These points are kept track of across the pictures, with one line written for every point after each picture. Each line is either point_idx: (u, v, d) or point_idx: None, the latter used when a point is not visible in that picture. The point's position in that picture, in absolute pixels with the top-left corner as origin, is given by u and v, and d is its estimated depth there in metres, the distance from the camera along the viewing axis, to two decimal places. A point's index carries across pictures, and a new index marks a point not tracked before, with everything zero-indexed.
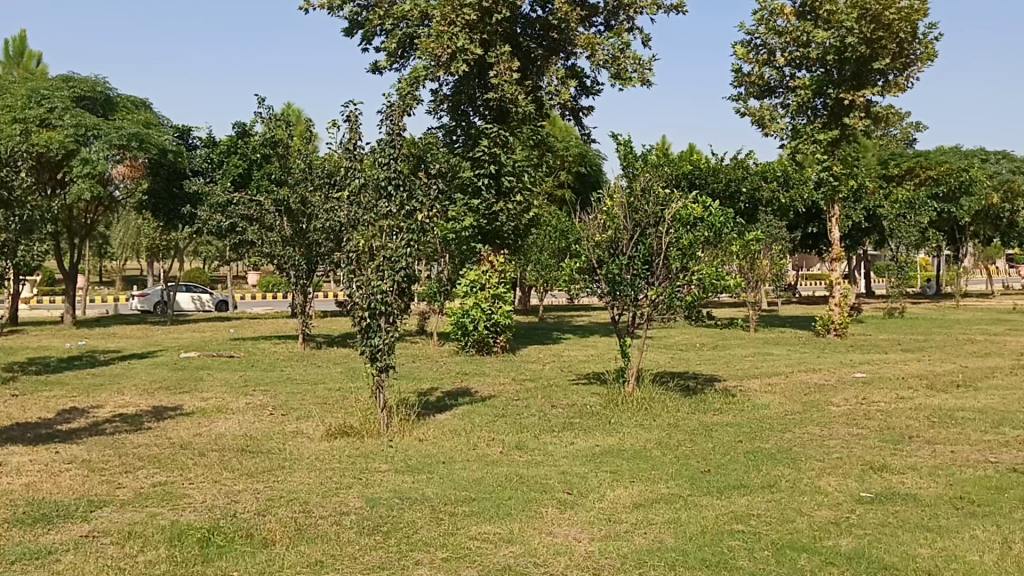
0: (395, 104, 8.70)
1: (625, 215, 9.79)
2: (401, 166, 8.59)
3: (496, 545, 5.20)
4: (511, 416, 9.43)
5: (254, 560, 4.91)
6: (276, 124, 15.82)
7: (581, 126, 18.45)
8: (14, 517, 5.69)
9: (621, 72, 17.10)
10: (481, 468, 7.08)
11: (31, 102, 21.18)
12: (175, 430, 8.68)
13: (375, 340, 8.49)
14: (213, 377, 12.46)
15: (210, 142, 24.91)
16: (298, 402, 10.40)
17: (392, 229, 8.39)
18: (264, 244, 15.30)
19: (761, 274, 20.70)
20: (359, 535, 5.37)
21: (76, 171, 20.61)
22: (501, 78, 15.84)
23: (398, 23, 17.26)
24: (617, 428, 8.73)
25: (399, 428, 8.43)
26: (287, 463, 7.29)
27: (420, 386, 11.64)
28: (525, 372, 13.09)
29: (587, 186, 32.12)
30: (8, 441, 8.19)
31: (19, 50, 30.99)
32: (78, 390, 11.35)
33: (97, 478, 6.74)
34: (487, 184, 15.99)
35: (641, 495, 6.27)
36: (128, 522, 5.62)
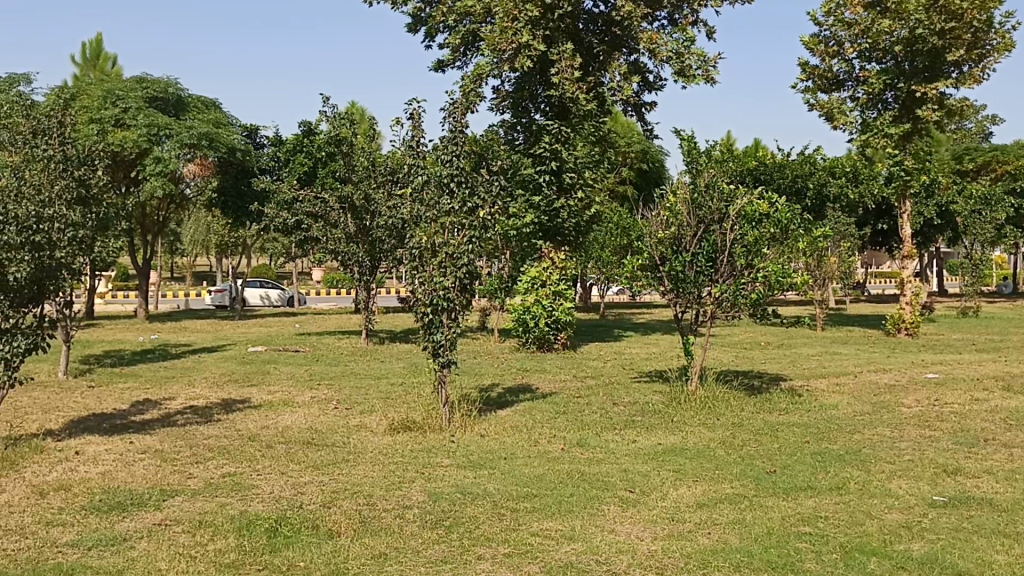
0: (458, 101, 8.73)
1: (688, 211, 9.66)
2: (464, 163, 8.60)
3: (558, 541, 5.19)
4: (572, 413, 9.40)
5: (321, 551, 4.99)
6: (341, 123, 16.03)
7: (643, 122, 18.25)
8: (91, 505, 5.89)
9: (685, 68, 16.87)
10: (542, 464, 7.08)
11: (106, 103, 21.90)
12: (243, 422, 8.89)
13: (437, 336, 8.57)
14: (279, 371, 12.72)
15: (277, 140, 25.42)
16: (362, 396, 10.54)
17: (454, 226, 8.44)
18: (329, 241, 15.53)
19: (829, 272, 20.27)
20: (422, 528, 5.42)
21: (149, 169, 21.18)
22: (562, 75, 15.78)
23: (461, 20, 17.35)
24: (680, 426, 8.64)
25: (460, 424, 8.49)
26: (352, 456, 7.40)
27: (482, 382, 11.70)
28: (586, 370, 13.05)
29: (650, 183, 31.86)
30: (85, 431, 8.49)
31: (96, 53, 32.02)
32: (151, 383, 11.67)
33: (169, 468, 6.93)
34: (548, 181, 16.05)
35: (705, 495, 6.20)
36: (199, 512, 5.76)
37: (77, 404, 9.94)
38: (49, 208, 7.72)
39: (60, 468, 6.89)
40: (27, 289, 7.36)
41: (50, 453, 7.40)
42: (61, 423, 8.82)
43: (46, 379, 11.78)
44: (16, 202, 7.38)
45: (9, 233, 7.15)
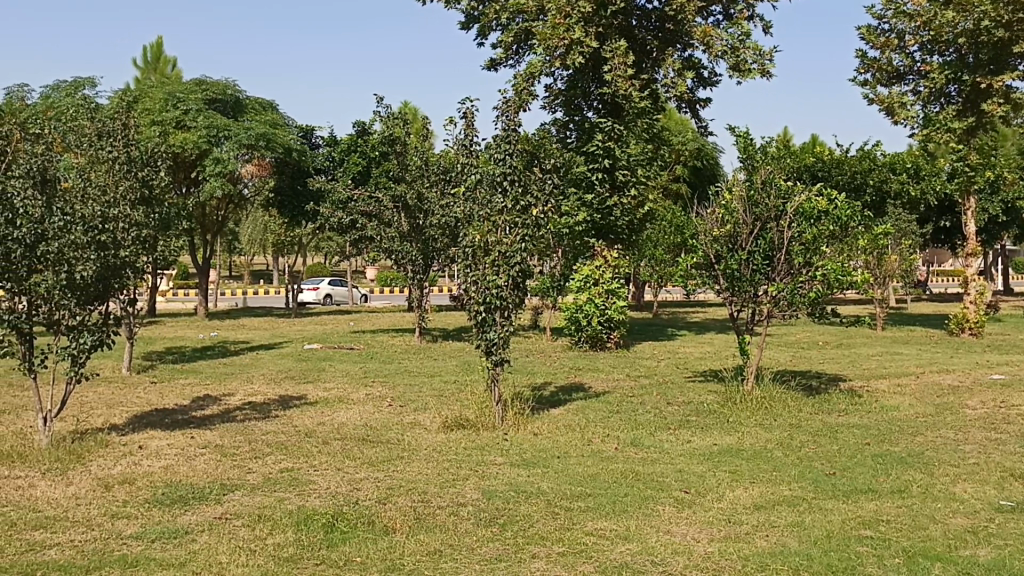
0: (510, 100, 8.73)
1: (744, 208, 9.52)
2: (516, 162, 8.60)
3: (613, 541, 5.17)
4: (625, 412, 9.34)
5: (377, 547, 5.03)
6: (394, 122, 16.17)
7: (697, 119, 18.04)
8: (154, 499, 6.03)
9: (740, 64, 16.63)
10: (596, 464, 7.04)
11: (167, 105, 22.42)
12: (300, 418, 9.02)
13: (490, 334, 8.59)
14: (335, 368, 12.88)
15: (332, 141, 25.78)
16: (415, 394, 10.62)
17: (507, 224, 8.45)
18: (383, 240, 15.67)
19: (889, 270, 19.83)
20: (476, 526, 5.43)
21: (208, 170, 21.58)
22: (615, 73, 15.68)
23: (514, 18, 17.39)
24: (736, 427, 8.52)
25: (514, 422, 8.49)
26: (406, 453, 7.44)
27: (534, 380, 11.70)
28: (639, 369, 12.95)
29: (704, 181, 31.55)
30: (148, 426, 8.69)
31: (156, 57, 32.77)
32: (211, 379, 11.92)
33: (229, 462, 7.07)
34: (601, 179, 15.99)
35: (763, 496, 6.11)
36: (258, 506, 5.86)
37: (140, 399, 10.20)
38: (115, 209, 7.88)
39: (125, 461, 7.08)
40: (93, 287, 7.56)
41: (114, 447, 7.61)
42: (125, 418, 9.05)
43: (111, 375, 12.11)
44: (82, 203, 7.57)
45: (76, 232, 7.34)
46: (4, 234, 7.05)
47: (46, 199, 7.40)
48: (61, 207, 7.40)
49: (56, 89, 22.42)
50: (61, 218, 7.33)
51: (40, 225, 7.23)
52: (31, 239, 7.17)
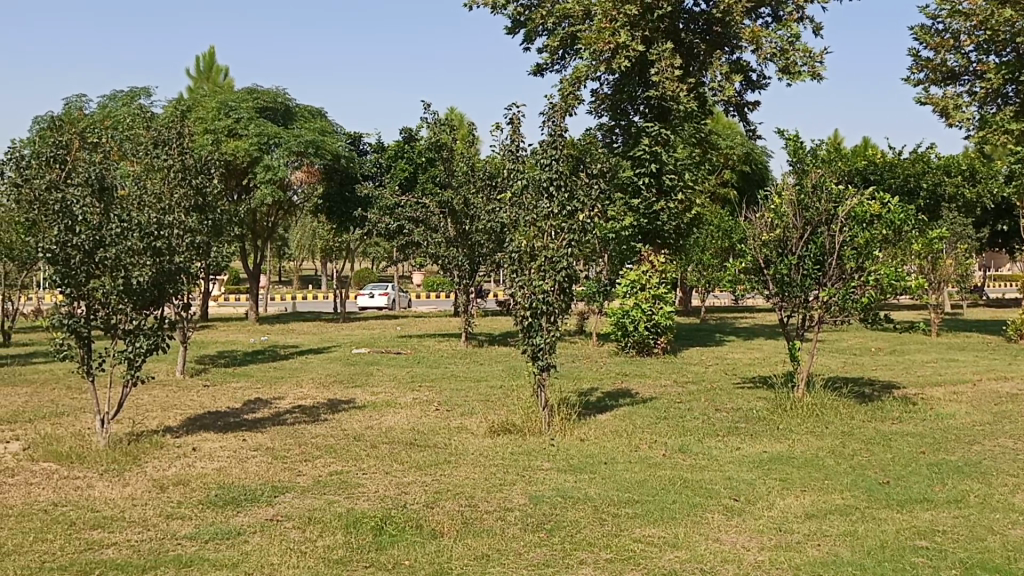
0: (557, 105, 8.73)
1: (795, 212, 9.40)
2: (563, 167, 8.59)
3: (662, 549, 5.13)
4: (673, 418, 9.28)
5: (425, 550, 5.07)
6: (440, 128, 16.28)
7: (745, 122, 17.86)
8: (208, 500, 6.15)
9: (790, 65, 16.45)
10: (643, 470, 7.00)
11: (220, 114, 22.88)
12: (349, 422, 9.13)
13: (537, 339, 8.59)
14: (382, 373, 13.00)
15: (380, 148, 26.06)
16: (462, 398, 10.67)
17: (553, 229, 8.44)
18: (429, 245, 15.78)
19: (944, 275, 19.41)
20: (524, 531, 5.44)
21: (259, 177, 21.94)
22: (662, 76, 15.54)
23: (560, 22, 17.40)
24: (786, 434, 8.41)
25: (560, 427, 8.49)
26: (454, 457, 7.48)
27: (581, 386, 11.68)
28: (687, 374, 12.85)
29: (753, 184, 31.22)
30: (201, 428, 8.87)
31: (209, 66, 33.44)
32: (262, 383, 12.11)
33: (280, 464, 7.18)
34: (647, 183, 15.88)
35: (814, 505, 6.01)
36: (309, 508, 5.94)
37: (194, 402, 10.41)
38: (170, 216, 8.03)
39: (179, 463, 7.23)
40: (149, 292, 7.74)
41: (169, 449, 7.78)
42: (179, 421, 9.25)
43: (166, 378, 12.38)
44: (139, 210, 7.71)
45: (133, 239, 7.50)
46: (64, 241, 7.22)
47: (104, 206, 7.53)
48: (118, 214, 7.53)
49: (113, 99, 23.02)
50: (119, 225, 7.48)
51: (99, 231, 7.38)
52: (89, 246, 7.33)
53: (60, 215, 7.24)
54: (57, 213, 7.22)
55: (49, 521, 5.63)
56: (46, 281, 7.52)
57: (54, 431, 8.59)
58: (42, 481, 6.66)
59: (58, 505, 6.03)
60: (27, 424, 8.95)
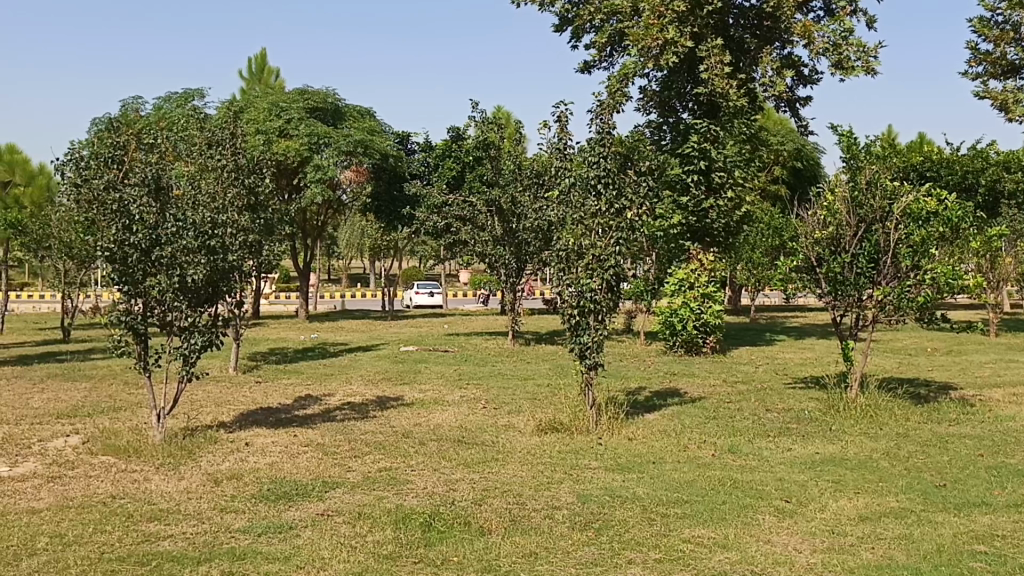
0: (605, 103, 8.69)
1: (848, 210, 9.25)
2: (611, 165, 8.54)
3: (712, 549, 5.08)
4: (722, 418, 9.19)
5: (473, 547, 5.09)
6: (488, 127, 16.34)
7: (797, 118, 17.59)
8: (261, 494, 6.26)
9: (843, 61, 16.14)
10: (692, 470, 6.94)
11: (271, 115, 23.25)
12: (397, 419, 9.20)
13: (583, 338, 8.60)
14: (430, 370, 13.09)
15: (428, 146, 26.22)
16: (509, 397, 10.68)
17: (601, 227, 8.41)
18: (477, 243, 15.83)
19: (1004, 274, 18.92)
20: (572, 529, 5.43)
21: (309, 177, 22.24)
22: (711, 72, 15.41)
23: (608, 19, 17.32)
24: (839, 435, 8.27)
25: (608, 426, 8.44)
26: (501, 455, 7.50)
27: (628, 385, 11.61)
28: (738, 374, 12.73)
29: (804, 182, 30.74)
30: (253, 423, 9.01)
31: (260, 67, 33.94)
32: (313, 379, 12.29)
33: (330, 460, 7.27)
34: (696, 180, 15.76)
35: (868, 508, 5.90)
36: (358, 504, 6.00)
37: (246, 398, 10.59)
38: (223, 215, 8.20)
39: (233, 458, 7.36)
40: (203, 290, 7.92)
41: (223, 443, 7.92)
42: (232, 416, 9.42)
43: (219, 374, 12.61)
44: (193, 210, 7.88)
45: (188, 237, 7.68)
46: (122, 239, 7.40)
47: (160, 206, 7.71)
48: (174, 214, 7.71)
49: (167, 100, 23.51)
50: (174, 224, 7.65)
51: (155, 230, 7.57)
52: (146, 244, 7.52)
53: (118, 214, 7.42)
54: (115, 212, 7.40)
55: (108, 513, 5.77)
56: (104, 279, 7.70)
57: (112, 425, 8.81)
58: (101, 474, 6.83)
59: (116, 498, 6.18)
60: (87, 418, 9.19)
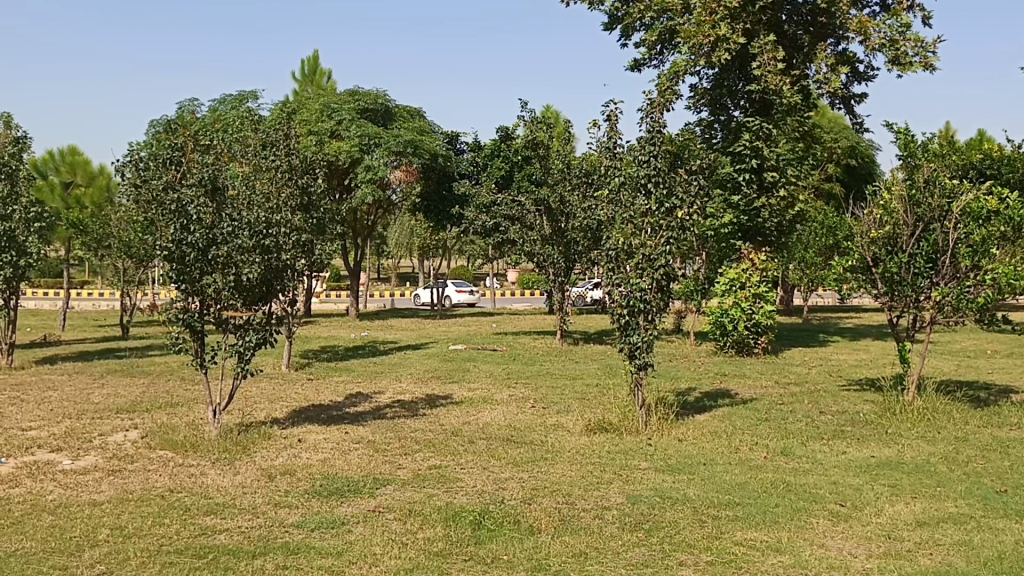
0: (655, 101, 8.63)
1: (906, 208, 9.00)
2: (662, 163, 8.47)
3: (765, 553, 5.02)
4: (775, 420, 9.07)
5: (523, 546, 5.10)
6: (537, 126, 16.34)
7: (852, 116, 17.27)
8: (313, 490, 6.34)
9: (900, 56, 15.81)
10: (744, 472, 6.86)
11: (323, 116, 23.60)
12: (447, 417, 9.25)
13: (633, 337, 8.52)
14: (479, 369, 13.14)
15: (477, 146, 26.34)
16: (558, 396, 10.69)
17: (651, 227, 8.38)
18: (525, 243, 15.81)
19: None
20: (621, 530, 5.41)
21: (360, 177, 22.48)
22: (764, 69, 15.17)
23: (658, 17, 17.20)
24: (896, 438, 8.10)
25: (658, 427, 8.39)
26: (551, 454, 7.50)
27: (678, 386, 11.52)
28: (790, 375, 12.54)
29: (859, 180, 30.14)
30: (306, 420, 9.14)
31: (313, 69, 34.39)
32: (363, 377, 12.41)
33: (381, 457, 7.34)
34: (748, 179, 15.49)
35: (926, 513, 5.78)
36: (410, 501, 6.06)
37: (299, 395, 10.75)
38: (277, 215, 8.33)
39: (286, 453, 7.48)
40: (257, 288, 8.05)
41: (276, 439, 8.05)
42: (285, 413, 9.57)
43: (272, 372, 12.82)
44: (248, 210, 8.00)
45: (243, 237, 7.80)
46: (180, 239, 7.58)
47: (217, 206, 7.85)
48: (230, 213, 7.84)
49: (222, 103, 23.96)
50: (230, 224, 7.78)
51: (211, 230, 7.71)
52: (203, 244, 7.67)
53: (176, 215, 7.58)
54: (173, 212, 7.57)
55: (167, 507, 5.90)
56: (162, 277, 7.88)
57: (170, 420, 9.01)
58: (159, 468, 6.99)
59: (175, 491, 6.32)
60: (145, 413, 9.41)
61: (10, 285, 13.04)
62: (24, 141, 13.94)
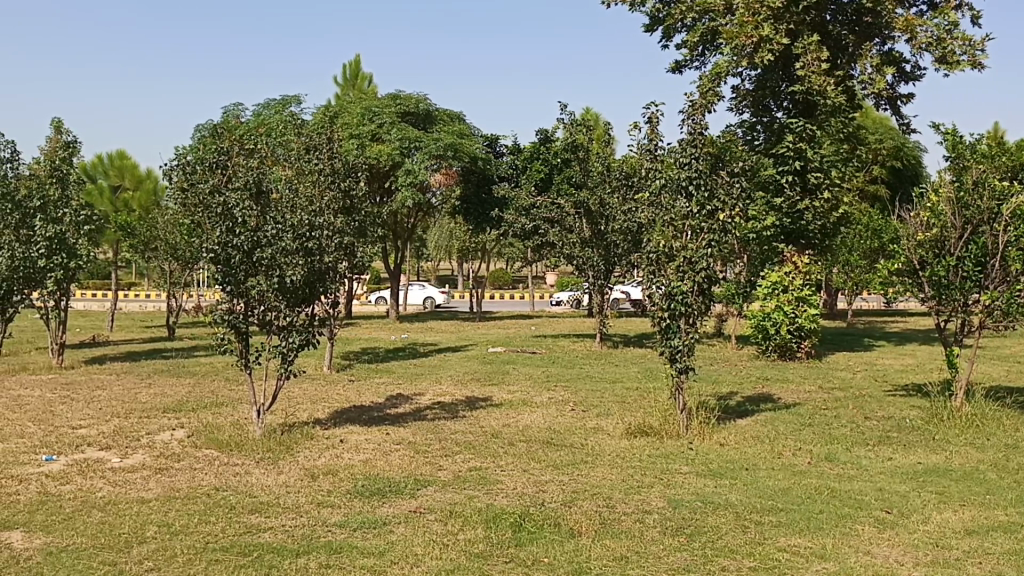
0: (697, 103, 8.57)
1: (954, 210, 8.80)
2: (703, 165, 8.42)
3: (809, 559, 4.96)
4: (819, 425, 8.95)
5: (563, 549, 5.10)
6: (577, 129, 16.30)
7: (898, 116, 16.99)
8: (356, 489, 6.41)
9: (948, 55, 15.51)
10: (788, 478, 6.79)
11: (365, 120, 23.81)
12: (487, 419, 9.29)
13: (674, 341, 8.49)
14: (518, 372, 13.16)
15: (516, 149, 26.42)
16: (598, 399, 10.67)
17: (692, 229, 8.31)
18: (565, 245, 15.80)
19: None
20: (663, 535, 5.38)
21: (401, 180, 22.65)
22: (808, 70, 14.96)
23: (700, 18, 17.08)
24: (944, 445, 7.96)
25: (699, 431, 8.33)
26: (590, 457, 7.49)
27: (719, 389, 11.42)
28: (833, 380, 12.36)
29: (905, 182, 29.63)
30: (347, 421, 9.23)
31: (355, 73, 34.68)
32: (404, 379, 12.51)
33: (422, 458, 7.40)
34: (792, 181, 15.42)
35: (975, 521, 5.66)
36: (450, 502, 6.09)
37: (341, 396, 10.86)
38: (320, 218, 8.44)
39: (328, 453, 7.56)
40: (301, 290, 8.15)
41: (319, 439, 8.14)
42: (327, 413, 9.68)
43: (314, 373, 12.97)
44: (292, 212, 8.12)
45: (287, 239, 7.92)
46: (225, 241, 7.71)
47: (261, 208, 7.96)
48: (275, 216, 7.96)
49: (266, 107, 24.28)
50: (274, 227, 7.91)
51: (256, 232, 7.82)
52: (248, 246, 7.79)
53: (222, 218, 7.71)
54: (219, 215, 7.69)
55: (212, 505, 6.00)
56: (207, 279, 8.01)
57: (215, 419, 9.16)
58: (205, 467, 7.11)
59: (220, 489, 6.43)
60: (191, 413, 9.58)
61: (62, 286, 13.35)
62: (76, 146, 14.25)
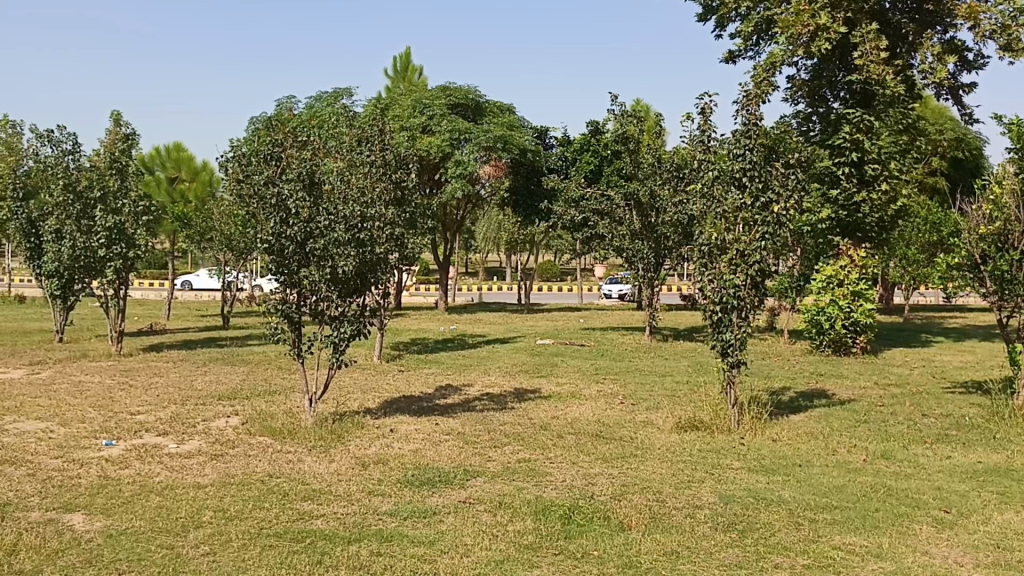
0: (752, 93, 8.41)
1: (1018, 204, 8.52)
2: (758, 156, 8.26)
3: (864, 558, 4.87)
4: (874, 422, 8.77)
5: (614, 542, 5.08)
6: (627, 120, 16.07)
7: (960, 106, 16.51)
8: (406, 479, 6.46)
9: (1012, 42, 15.08)
10: (843, 475, 6.66)
11: (415, 112, 23.87)
12: (535, 411, 9.28)
13: (726, 335, 8.40)
14: (567, 364, 13.13)
15: (566, 141, 26.35)
16: (647, 393, 10.59)
17: (744, 222, 8.16)
18: (614, 237, 15.67)
19: None
20: (715, 530, 5.32)
21: (450, 172, 22.71)
22: (866, 58, 14.63)
23: (755, 7, 16.84)
24: (1005, 444, 7.74)
25: (751, 426, 8.21)
26: (640, 451, 7.45)
27: (772, 385, 11.25)
28: (889, 376, 12.10)
29: (966, 173, 28.86)
30: (397, 411, 9.30)
31: (405, 66, 34.82)
32: (453, 370, 12.54)
33: (471, 449, 7.42)
34: (848, 173, 15.06)
35: None
36: (499, 493, 6.10)
37: (391, 386, 10.95)
38: (371, 209, 8.57)
39: (379, 443, 7.63)
40: (353, 281, 8.26)
41: (370, 429, 8.23)
42: (377, 403, 9.76)
43: (364, 363, 13.08)
44: (344, 203, 8.20)
45: (339, 231, 8.01)
46: (279, 232, 7.81)
47: (314, 199, 8.00)
48: (327, 207, 8.00)
49: (318, 100, 24.54)
50: (327, 217, 7.96)
51: (309, 224, 7.88)
52: (301, 236, 7.88)
53: (277, 209, 7.80)
54: (274, 206, 7.78)
55: (266, 491, 6.10)
56: (263, 269, 8.15)
57: (268, 408, 9.30)
58: (258, 454, 7.22)
59: (274, 476, 6.53)
60: (245, 401, 9.73)
61: (120, 275, 13.62)
62: (133, 139, 14.52)
